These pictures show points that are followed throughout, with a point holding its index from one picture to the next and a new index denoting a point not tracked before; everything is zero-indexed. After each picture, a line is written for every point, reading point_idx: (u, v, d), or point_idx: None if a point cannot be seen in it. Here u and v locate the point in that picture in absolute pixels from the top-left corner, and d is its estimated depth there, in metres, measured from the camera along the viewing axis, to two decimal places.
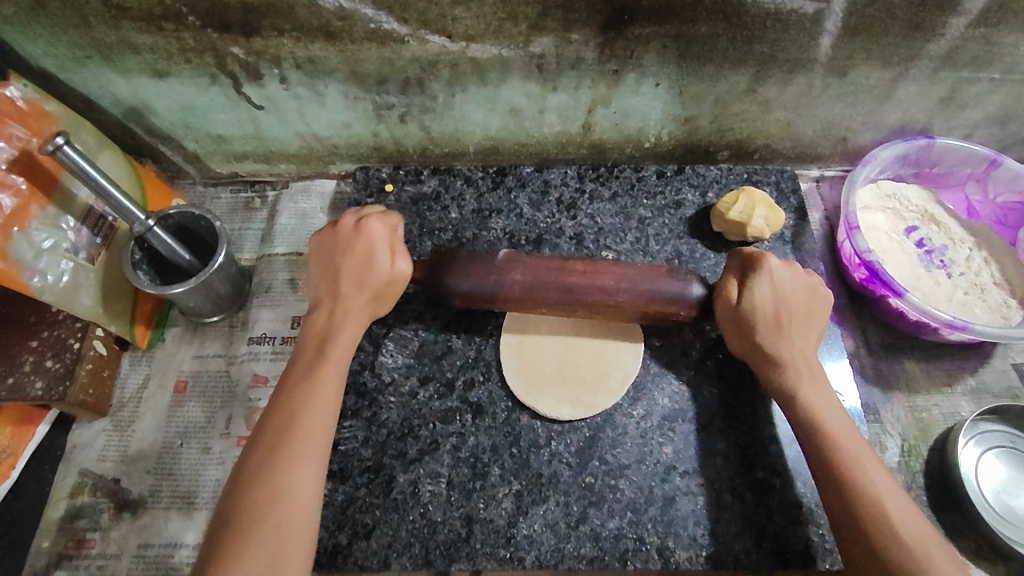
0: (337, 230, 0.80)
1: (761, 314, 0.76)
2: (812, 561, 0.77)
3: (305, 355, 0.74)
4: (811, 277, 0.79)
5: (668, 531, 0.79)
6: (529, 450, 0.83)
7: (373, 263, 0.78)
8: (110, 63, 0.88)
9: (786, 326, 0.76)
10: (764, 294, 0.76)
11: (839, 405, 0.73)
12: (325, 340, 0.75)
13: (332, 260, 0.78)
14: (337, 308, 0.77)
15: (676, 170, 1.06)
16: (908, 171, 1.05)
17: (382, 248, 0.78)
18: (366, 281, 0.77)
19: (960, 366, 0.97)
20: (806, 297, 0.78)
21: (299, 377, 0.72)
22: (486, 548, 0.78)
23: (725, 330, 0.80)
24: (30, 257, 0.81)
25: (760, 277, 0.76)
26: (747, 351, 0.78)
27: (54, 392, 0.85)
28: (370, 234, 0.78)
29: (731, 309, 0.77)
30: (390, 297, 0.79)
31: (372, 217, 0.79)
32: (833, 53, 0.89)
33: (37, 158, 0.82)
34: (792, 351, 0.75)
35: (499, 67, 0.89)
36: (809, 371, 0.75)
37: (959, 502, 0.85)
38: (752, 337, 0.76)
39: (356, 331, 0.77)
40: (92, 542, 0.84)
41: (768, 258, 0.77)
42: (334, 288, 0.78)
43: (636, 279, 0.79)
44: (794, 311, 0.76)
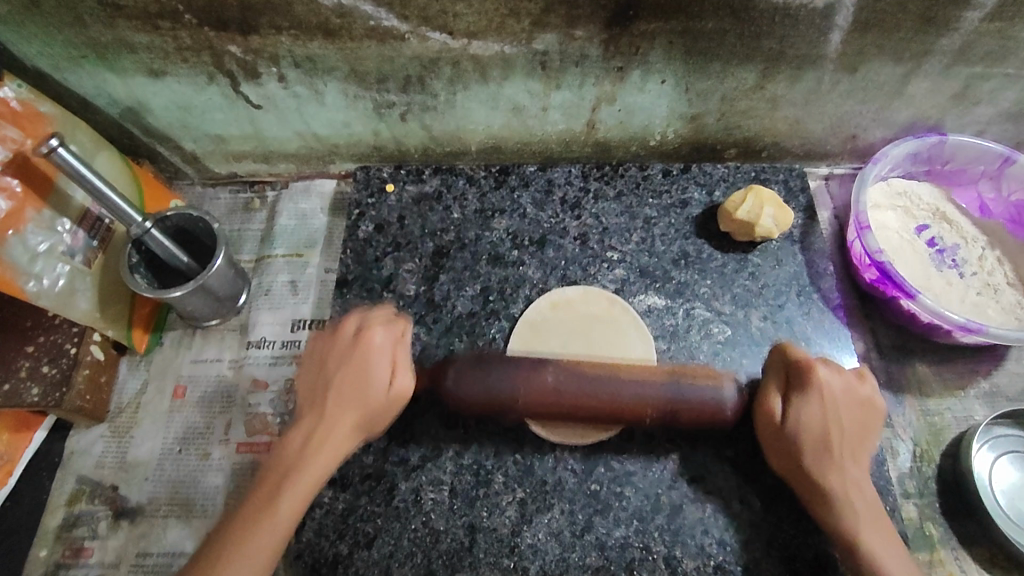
0: (337, 338, 0.77)
1: (810, 440, 0.71)
2: (822, 570, 0.76)
3: (269, 478, 0.70)
4: (864, 390, 0.74)
5: (675, 539, 0.77)
6: (533, 457, 0.81)
7: (369, 383, 0.73)
8: (105, 62, 0.86)
9: (838, 451, 0.71)
10: (812, 415, 0.72)
11: (897, 539, 0.69)
12: (291, 469, 0.70)
13: (326, 367, 0.75)
14: (318, 429, 0.72)
15: (682, 169, 1.04)
16: (919, 169, 1.02)
17: (382, 362, 0.75)
18: (360, 403, 0.73)
19: (972, 369, 0.95)
20: (858, 413, 0.73)
21: (252, 506, 0.68)
22: (489, 558, 0.76)
23: (767, 448, 0.75)
24: (25, 261, 0.80)
25: (807, 396, 0.72)
26: (792, 475, 0.73)
27: (51, 398, 0.83)
28: (371, 346, 0.75)
29: (774, 429, 0.73)
30: (384, 417, 0.74)
31: (376, 327, 0.76)
32: (844, 48, 0.86)
33: (31, 159, 0.80)
34: (845, 480, 0.71)
35: (502, 64, 0.87)
36: (863, 499, 0.70)
37: (973, 509, 0.83)
38: (798, 460, 0.72)
39: (332, 457, 0.72)
40: (90, 551, 0.83)
41: (816, 372, 0.73)
42: (322, 405, 0.73)
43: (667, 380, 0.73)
44: (846, 433, 0.72)
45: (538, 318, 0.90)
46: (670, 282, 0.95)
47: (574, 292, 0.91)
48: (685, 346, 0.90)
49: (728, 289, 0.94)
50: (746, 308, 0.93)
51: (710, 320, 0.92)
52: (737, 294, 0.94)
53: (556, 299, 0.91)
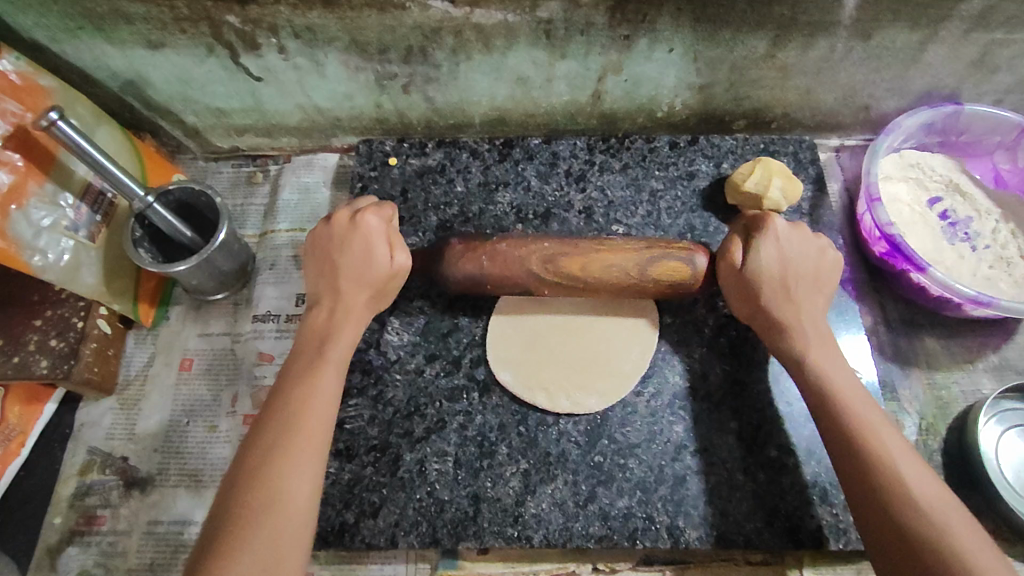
0: (332, 226, 0.77)
1: (769, 278, 0.75)
2: (824, 541, 0.76)
3: (304, 355, 0.72)
4: (818, 239, 0.78)
5: (678, 510, 0.78)
6: (538, 428, 0.82)
7: (373, 261, 0.76)
8: (103, 34, 0.85)
9: (795, 289, 0.75)
10: (771, 254, 0.75)
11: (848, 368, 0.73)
12: (326, 339, 0.73)
13: (326, 254, 0.77)
14: (337, 308, 0.75)
15: (690, 140, 1.02)
16: (933, 140, 1.00)
17: (380, 242, 0.76)
18: (365, 281, 0.76)
19: (982, 342, 0.94)
20: (815, 257, 0.77)
21: (299, 366, 0.71)
22: (493, 527, 0.77)
23: (731, 296, 0.78)
24: (29, 235, 0.80)
25: (766, 237, 0.75)
26: (752, 317, 0.77)
27: (59, 371, 0.84)
28: (369, 229, 0.76)
29: (736, 273, 0.76)
30: (389, 292, 0.78)
31: (367, 211, 0.77)
32: (858, 14, 0.84)
33: (32, 133, 0.80)
34: (799, 315, 0.75)
35: (506, 33, 0.85)
36: (819, 335, 0.74)
37: (979, 481, 0.83)
38: (757, 302, 0.75)
39: (355, 327, 0.75)
40: (102, 519, 0.85)
41: (773, 220, 0.76)
42: (334, 288, 0.76)
43: (634, 250, 0.77)
44: (802, 274, 0.76)
45: None
46: None
47: None
48: None
49: None
50: None
51: None
52: None
53: None
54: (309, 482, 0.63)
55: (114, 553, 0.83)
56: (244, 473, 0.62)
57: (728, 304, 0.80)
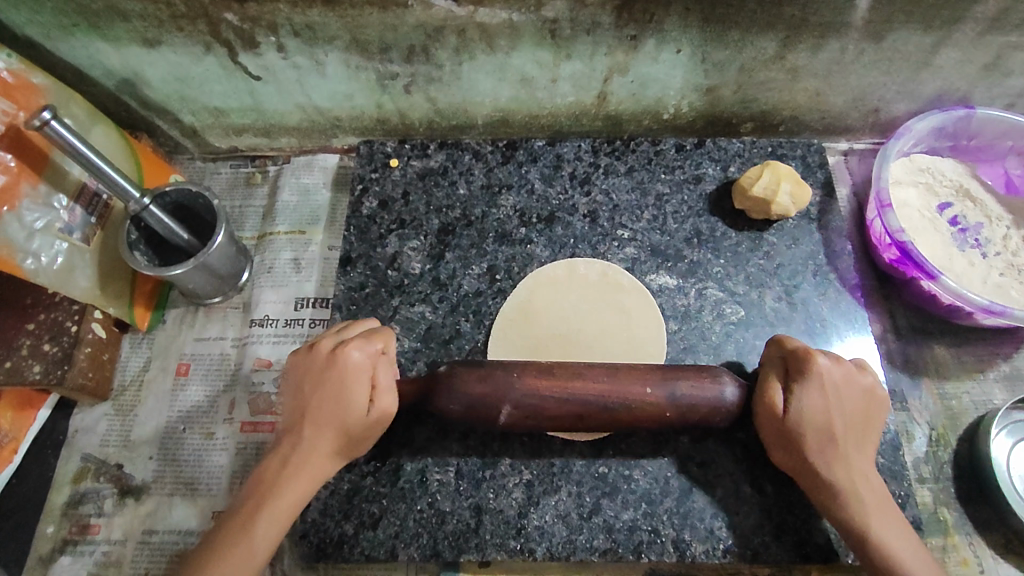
0: (312, 356, 0.72)
1: (814, 433, 0.69)
2: (833, 555, 0.75)
3: (246, 502, 0.68)
4: (862, 379, 0.72)
5: (684, 523, 0.76)
6: (542, 438, 0.80)
7: (349, 405, 0.70)
8: (98, 31, 0.83)
9: (842, 441, 0.69)
10: (814, 408, 0.69)
11: (905, 527, 0.68)
12: (270, 494, 0.68)
13: (302, 389, 0.71)
14: (296, 456, 0.69)
15: (696, 143, 1.00)
16: (943, 144, 0.99)
17: (362, 383, 0.70)
18: (339, 426, 0.70)
19: (993, 351, 0.92)
20: (859, 401, 0.71)
21: (233, 521, 0.67)
22: (496, 539, 0.76)
23: (770, 444, 0.73)
24: (21, 238, 0.78)
25: (808, 387, 0.70)
26: (796, 468, 0.71)
27: (52, 376, 0.82)
28: (348, 365, 0.71)
29: (778, 424, 0.70)
30: (363, 441, 0.72)
31: (352, 346, 0.71)
32: (870, 16, 0.82)
33: (24, 132, 0.78)
34: (851, 474, 0.69)
35: (510, 33, 0.83)
36: (872, 492, 0.69)
37: (989, 494, 0.82)
38: (801, 455, 0.70)
39: (312, 481, 0.69)
40: (96, 528, 0.83)
41: (815, 362, 0.71)
42: (299, 431, 0.70)
43: (656, 382, 0.69)
44: (849, 423, 0.70)
45: (581, 269, 0.90)
46: (682, 261, 0.92)
47: (628, 281, 0.89)
48: (696, 327, 0.88)
49: (742, 268, 0.92)
50: (760, 288, 0.90)
51: (723, 300, 0.89)
52: (751, 272, 0.91)
53: (608, 271, 0.90)
54: None
55: (108, 563, 0.81)
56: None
57: (768, 451, 0.74)
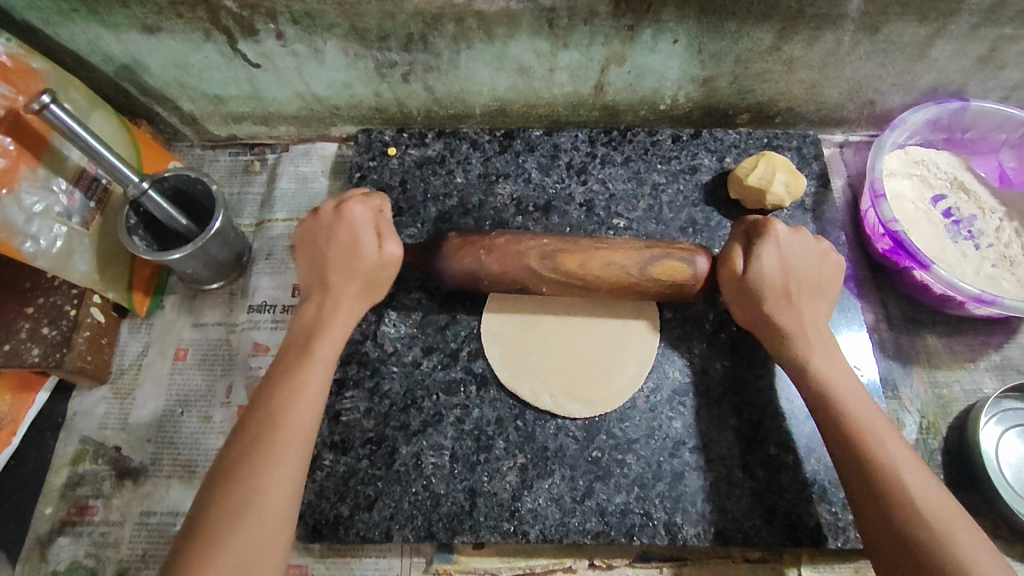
0: (318, 218, 0.76)
1: (770, 285, 0.74)
2: (822, 539, 0.76)
3: (293, 348, 0.72)
4: (819, 243, 0.77)
5: (676, 507, 0.77)
6: (536, 423, 0.81)
7: (360, 252, 0.75)
8: (97, 17, 0.84)
9: (796, 295, 0.74)
10: (771, 261, 0.74)
11: (850, 374, 0.72)
12: (311, 337, 0.72)
13: (314, 248, 0.76)
14: (326, 302, 0.74)
15: (693, 134, 1.01)
16: (938, 137, 0.99)
17: (367, 232, 0.75)
18: (354, 273, 0.74)
19: (985, 341, 0.93)
20: (817, 262, 0.76)
21: (284, 364, 0.70)
22: (490, 522, 0.76)
23: (730, 302, 0.77)
24: (20, 221, 0.79)
25: (768, 243, 0.74)
26: (751, 322, 0.76)
27: (51, 359, 0.83)
28: (352, 218, 0.75)
29: (737, 279, 0.75)
30: (381, 283, 0.76)
31: (354, 202, 0.75)
32: (866, 7, 0.82)
33: (23, 116, 0.79)
34: (801, 321, 0.74)
35: (507, 21, 0.84)
36: (821, 339, 0.74)
37: (979, 481, 0.82)
38: (757, 307, 0.74)
39: (345, 322, 0.74)
40: (94, 509, 0.84)
41: (774, 225, 0.75)
42: (323, 282, 0.75)
43: (628, 251, 0.75)
44: (803, 280, 0.75)
45: None
46: None
47: None
48: None
49: None
50: None
51: None
52: None
53: None
54: (283, 483, 0.62)
55: (106, 544, 0.82)
56: (223, 466, 0.63)
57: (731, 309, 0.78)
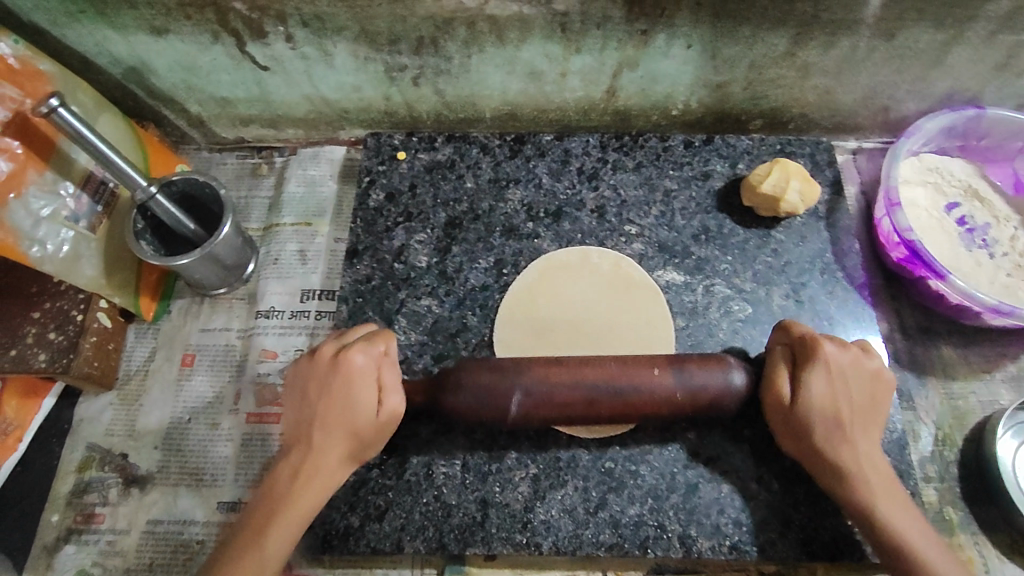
0: (316, 362, 0.72)
1: (823, 418, 0.69)
2: (838, 552, 0.75)
3: (256, 515, 0.67)
4: (867, 361, 0.73)
5: (690, 519, 0.76)
6: (548, 432, 0.80)
7: (356, 407, 0.69)
8: (105, 18, 0.83)
9: (849, 425, 0.70)
10: (822, 391, 0.70)
11: (913, 508, 0.68)
12: (277, 509, 0.67)
13: (306, 397, 0.71)
14: (307, 465, 0.69)
15: (705, 140, 1.00)
16: (953, 144, 0.98)
17: (367, 386, 0.70)
18: (347, 431, 0.69)
19: (1000, 352, 0.92)
20: (865, 384, 0.71)
21: (244, 533, 0.66)
22: (502, 533, 0.76)
23: (779, 433, 0.73)
24: (28, 225, 0.78)
25: (816, 372, 0.70)
26: (805, 456, 0.71)
27: (58, 364, 0.82)
28: (352, 368, 0.70)
29: (787, 411, 0.70)
30: (374, 442, 0.71)
31: (355, 350, 0.71)
32: (883, 13, 0.81)
33: (31, 119, 0.78)
34: (859, 459, 0.69)
35: (519, 26, 0.83)
36: (880, 471, 0.69)
37: (995, 494, 0.82)
38: (811, 442, 0.70)
39: (321, 493, 0.69)
40: (101, 517, 0.83)
41: (822, 348, 0.71)
42: (308, 437, 0.70)
43: (669, 375, 0.69)
44: (856, 405, 0.70)
45: (594, 256, 0.90)
46: (690, 257, 0.92)
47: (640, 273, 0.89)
48: (703, 324, 0.87)
49: (749, 266, 0.91)
50: (768, 286, 0.90)
51: (731, 297, 0.89)
52: (759, 270, 0.91)
53: (621, 262, 0.90)
54: None
55: (113, 552, 0.81)
56: None
57: (777, 439, 0.74)
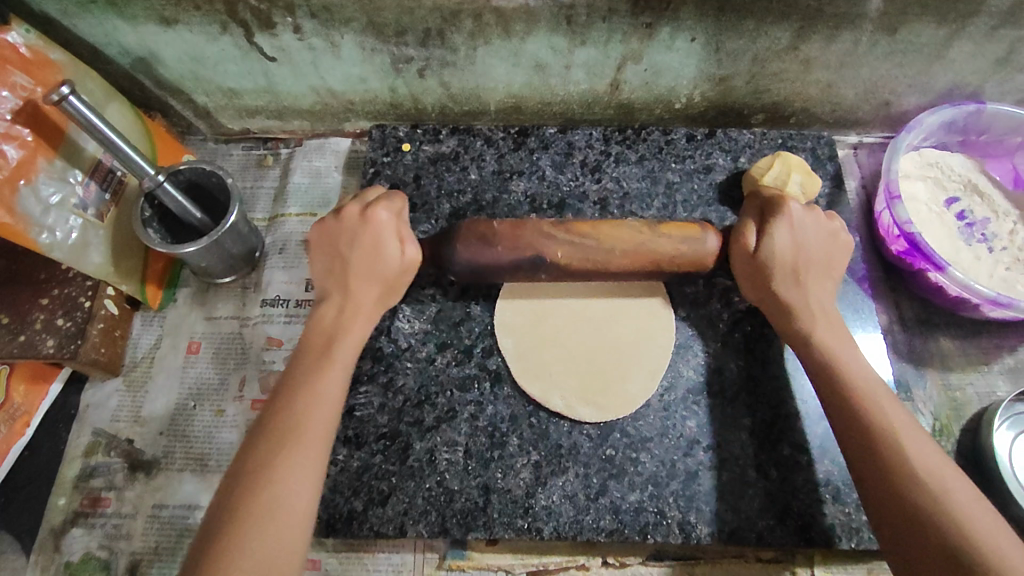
0: (341, 221, 0.76)
1: (781, 263, 0.75)
2: (836, 539, 0.76)
3: (310, 349, 0.71)
4: (830, 222, 0.78)
5: (690, 506, 0.77)
6: (550, 420, 0.81)
7: (386, 255, 0.75)
8: (114, 9, 0.84)
9: (806, 273, 0.75)
10: (784, 240, 0.75)
11: (857, 352, 0.72)
12: (332, 340, 0.72)
13: (338, 248, 0.75)
14: (348, 304, 0.74)
15: (707, 134, 1.01)
16: (953, 139, 0.99)
17: (390, 236, 0.76)
18: (381, 274, 0.75)
19: (998, 344, 0.93)
20: (825, 241, 0.77)
21: (307, 362, 0.70)
22: (503, 518, 0.76)
23: (742, 281, 0.79)
24: (37, 212, 0.79)
25: (780, 223, 0.76)
26: (760, 298, 0.77)
27: (66, 350, 0.83)
28: (378, 223, 0.76)
29: (749, 256, 0.76)
30: (401, 286, 0.78)
31: (378, 206, 0.76)
32: (885, 8, 0.82)
33: (42, 107, 0.79)
34: (808, 301, 0.75)
35: (526, 18, 0.84)
36: (827, 315, 0.75)
37: (991, 484, 0.83)
38: (767, 286, 0.76)
39: (368, 321, 0.75)
40: (107, 501, 0.84)
41: (788, 204, 0.77)
42: (344, 282, 0.75)
43: (657, 232, 0.76)
44: (815, 256, 0.76)
45: None
46: None
47: None
48: None
49: None
50: None
51: None
52: None
53: None
54: (308, 484, 0.62)
55: (119, 535, 0.82)
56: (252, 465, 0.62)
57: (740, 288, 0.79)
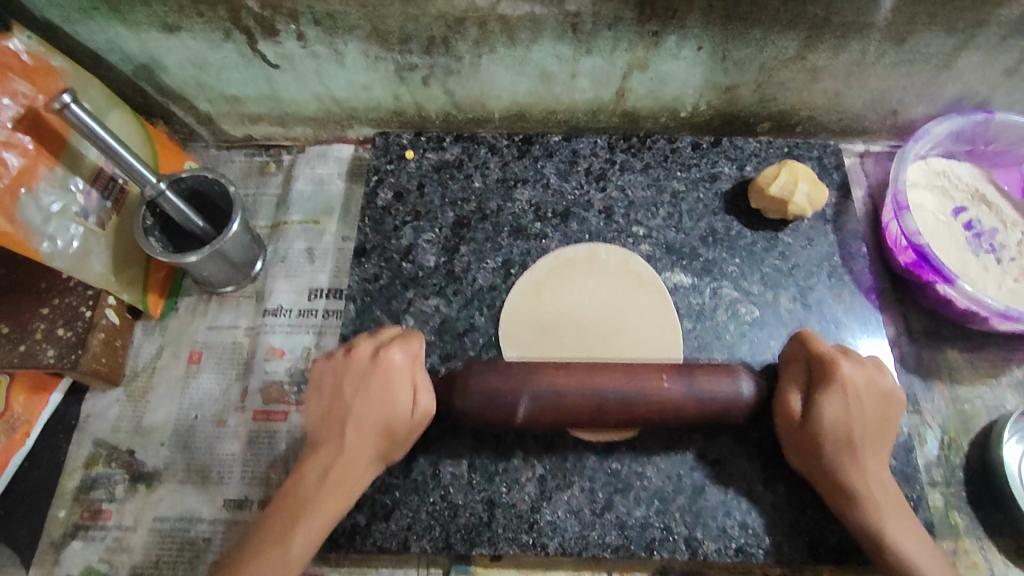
0: (352, 359, 0.73)
1: (832, 438, 0.69)
2: (844, 555, 0.75)
3: (286, 502, 0.68)
4: (885, 381, 0.72)
5: (696, 521, 0.76)
6: (555, 432, 0.80)
7: (395, 405, 0.70)
8: (117, 15, 0.83)
9: (859, 446, 0.69)
10: (833, 410, 0.69)
11: (921, 531, 0.68)
12: (308, 501, 0.67)
13: (342, 391, 0.72)
14: (339, 460, 0.69)
15: (713, 142, 1.00)
16: (961, 148, 0.98)
17: (404, 385, 0.71)
18: (384, 426, 0.70)
19: (1007, 356, 0.92)
20: (879, 405, 0.70)
21: (279, 516, 0.67)
22: (508, 534, 0.76)
23: (788, 446, 0.73)
24: (38, 221, 0.78)
25: (830, 391, 0.70)
26: (811, 468, 0.72)
27: (66, 360, 0.82)
28: (390, 367, 0.72)
29: (796, 427, 0.71)
30: (406, 439, 0.72)
31: (393, 349, 0.72)
32: (894, 16, 0.82)
33: (43, 115, 0.78)
34: (866, 478, 0.69)
35: (531, 26, 0.83)
36: (888, 492, 0.69)
37: (1000, 499, 0.82)
38: (819, 460, 0.70)
39: (352, 484, 0.69)
40: (108, 514, 0.83)
41: (837, 370, 0.70)
42: (341, 432, 0.70)
43: (674, 379, 0.69)
44: (869, 427, 0.70)
45: (603, 254, 0.91)
46: (697, 259, 0.92)
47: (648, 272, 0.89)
48: (711, 326, 0.88)
49: (756, 268, 0.91)
50: (776, 289, 0.90)
51: (737, 299, 0.89)
52: (766, 273, 0.91)
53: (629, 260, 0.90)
54: None
55: (120, 549, 0.81)
56: None
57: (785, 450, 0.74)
